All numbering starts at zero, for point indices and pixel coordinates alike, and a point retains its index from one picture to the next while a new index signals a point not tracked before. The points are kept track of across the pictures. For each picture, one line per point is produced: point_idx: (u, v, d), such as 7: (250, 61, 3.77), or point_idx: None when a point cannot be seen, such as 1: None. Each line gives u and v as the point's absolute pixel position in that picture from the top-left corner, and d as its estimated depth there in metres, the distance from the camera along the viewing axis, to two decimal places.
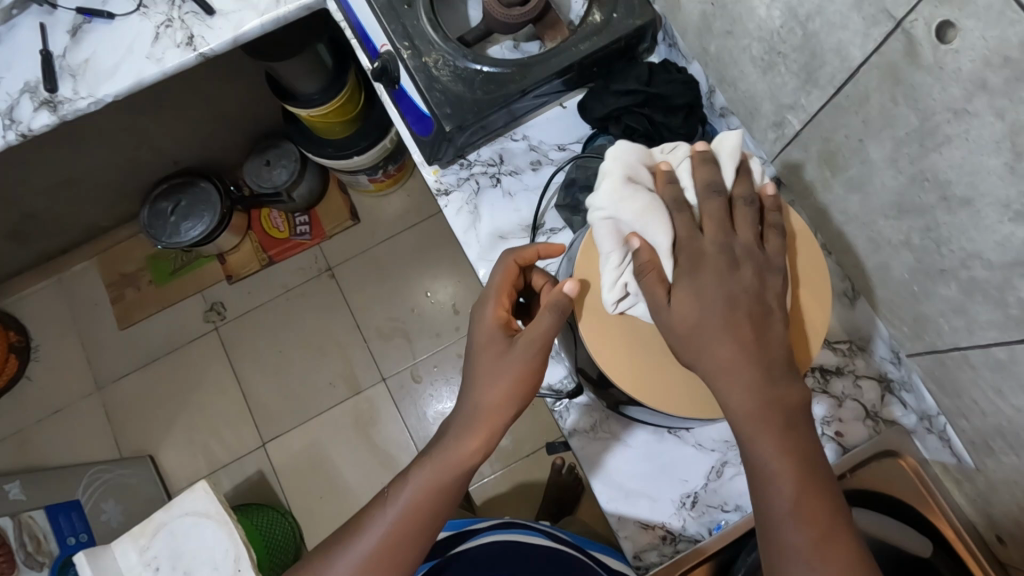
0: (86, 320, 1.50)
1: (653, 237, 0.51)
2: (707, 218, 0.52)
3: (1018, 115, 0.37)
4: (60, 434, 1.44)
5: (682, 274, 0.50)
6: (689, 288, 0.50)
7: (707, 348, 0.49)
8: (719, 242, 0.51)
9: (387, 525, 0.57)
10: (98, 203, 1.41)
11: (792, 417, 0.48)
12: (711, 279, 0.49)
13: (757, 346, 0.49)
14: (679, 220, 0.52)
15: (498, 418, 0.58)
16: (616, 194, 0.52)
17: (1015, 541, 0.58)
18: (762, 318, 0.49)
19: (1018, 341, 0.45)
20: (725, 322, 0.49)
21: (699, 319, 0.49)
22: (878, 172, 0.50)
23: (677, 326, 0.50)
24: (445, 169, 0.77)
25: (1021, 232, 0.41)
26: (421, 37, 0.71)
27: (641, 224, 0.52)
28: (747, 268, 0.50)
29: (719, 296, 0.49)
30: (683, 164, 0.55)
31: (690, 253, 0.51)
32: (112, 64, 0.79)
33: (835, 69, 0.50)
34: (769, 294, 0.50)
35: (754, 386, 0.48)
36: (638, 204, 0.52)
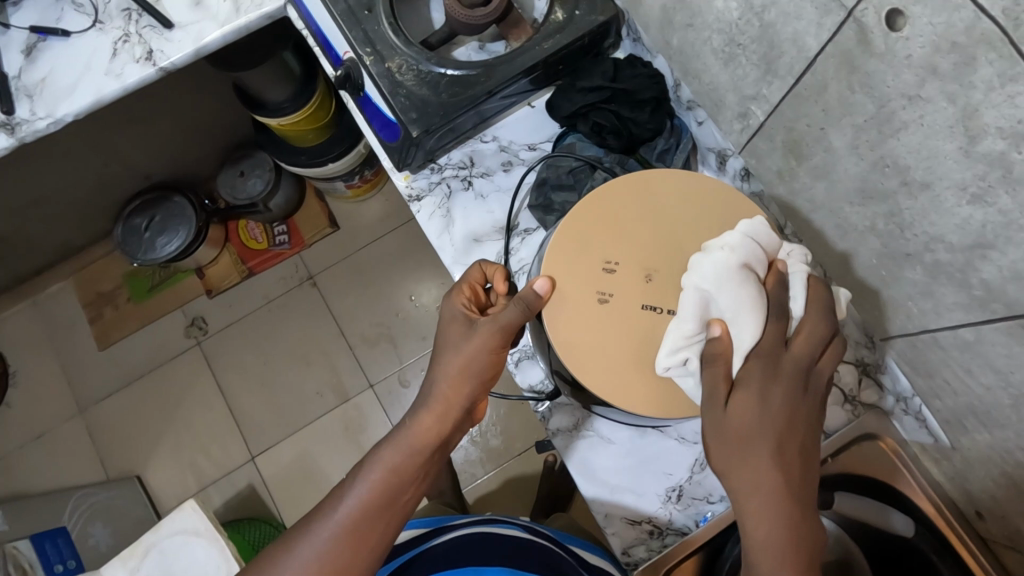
0: (64, 342, 1.48)
1: (742, 329, 0.48)
2: (801, 338, 0.49)
3: (968, 99, 0.38)
4: (43, 459, 1.41)
5: (752, 379, 0.48)
6: (753, 395, 0.47)
7: (752, 461, 0.47)
8: (801, 363, 0.49)
9: (349, 508, 0.55)
10: (70, 223, 1.39)
11: (810, 562, 0.46)
12: (778, 397, 0.48)
13: (800, 474, 0.47)
14: (775, 326, 0.49)
15: (456, 395, 0.58)
16: (730, 277, 0.49)
17: (993, 516, 0.58)
18: (811, 451, 0.48)
19: (983, 321, 0.45)
20: (778, 444, 0.47)
21: (753, 430, 0.47)
22: (840, 159, 0.51)
23: (728, 430, 0.48)
24: (416, 174, 0.76)
25: (979, 214, 0.41)
26: (383, 42, 0.70)
27: (734, 315, 0.49)
28: (811, 395, 0.49)
29: (779, 417, 0.47)
30: (795, 267, 0.52)
31: (767, 363, 0.48)
32: (70, 82, 0.78)
33: (793, 59, 0.50)
34: (821, 429, 0.50)
35: (782, 518, 0.46)
36: (745, 293, 0.48)
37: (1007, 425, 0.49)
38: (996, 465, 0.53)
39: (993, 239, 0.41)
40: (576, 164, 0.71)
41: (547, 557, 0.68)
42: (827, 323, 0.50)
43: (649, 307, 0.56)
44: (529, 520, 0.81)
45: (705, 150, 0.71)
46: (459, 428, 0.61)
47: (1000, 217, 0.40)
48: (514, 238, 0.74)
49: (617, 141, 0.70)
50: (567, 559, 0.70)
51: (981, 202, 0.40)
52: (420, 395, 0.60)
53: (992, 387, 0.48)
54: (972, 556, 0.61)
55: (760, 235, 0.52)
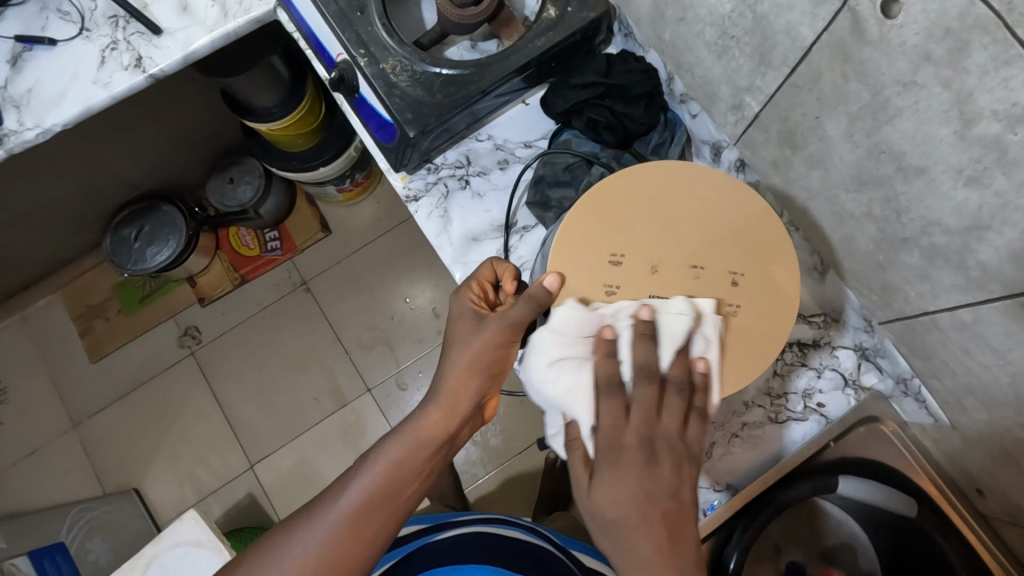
0: (56, 356, 1.46)
1: (578, 416, 0.53)
2: (638, 407, 0.51)
3: (963, 84, 0.39)
4: (37, 476, 1.39)
5: (602, 463, 0.50)
6: (606, 480, 0.50)
7: (629, 547, 0.48)
8: (641, 432, 0.51)
9: (353, 498, 0.55)
10: (58, 235, 1.37)
11: None
12: (631, 474, 0.49)
13: (672, 549, 0.48)
14: (613, 403, 0.51)
15: (465, 390, 0.58)
16: (555, 370, 0.53)
17: (993, 494, 0.60)
18: (678, 515, 0.49)
19: (981, 302, 0.46)
20: (641, 522, 0.48)
21: (617, 513, 0.49)
22: (835, 147, 0.51)
23: (600, 518, 0.50)
24: (412, 174, 0.76)
25: (975, 196, 0.42)
26: (376, 43, 0.70)
27: (571, 400, 0.53)
28: (666, 462, 0.50)
29: (638, 494, 0.49)
30: (625, 330, 0.53)
31: (609, 441, 0.51)
32: (58, 92, 0.77)
33: (787, 50, 0.51)
34: (685, 491, 0.50)
35: None
36: (571, 384, 0.53)
37: (1005, 402, 0.50)
38: (995, 442, 0.54)
39: (989, 220, 0.42)
40: (572, 160, 0.71)
41: (548, 558, 0.69)
42: (651, 382, 0.51)
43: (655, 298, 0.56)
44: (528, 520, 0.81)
45: (700, 143, 0.71)
46: (466, 425, 0.61)
47: (996, 199, 0.41)
48: (513, 235, 0.75)
49: (613, 136, 0.70)
50: (565, 563, 0.70)
51: (978, 184, 0.41)
52: (429, 388, 0.60)
53: (991, 365, 0.49)
54: (966, 524, 0.64)
55: (580, 318, 0.54)
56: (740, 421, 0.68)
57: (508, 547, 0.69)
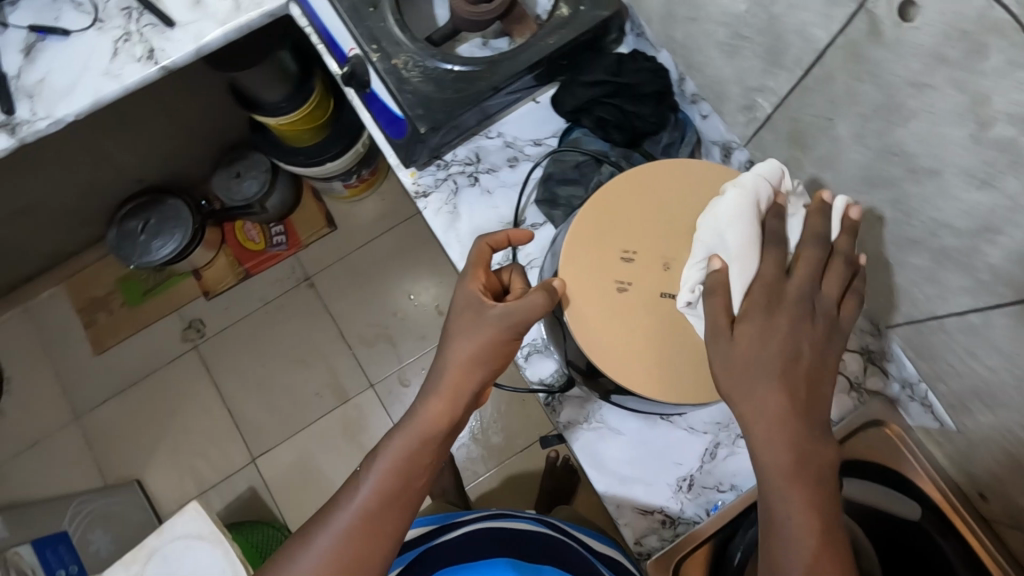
0: (60, 347, 1.46)
1: (739, 272, 0.48)
2: (805, 266, 0.49)
3: (977, 86, 0.39)
4: (40, 467, 1.40)
5: (754, 310, 0.47)
6: (757, 325, 0.47)
7: (761, 392, 0.46)
8: (804, 291, 0.48)
9: (363, 499, 0.55)
10: (65, 227, 1.37)
11: (821, 474, 0.46)
12: (783, 326, 0.47)
13: (804, 410, 0.47)
14: (768, 260, 0.49)
15: (467, 380, 0.57)
16: (727, 219, 0.49)
17: (996, 497, 0.60)
18: (819, 386, 0.48)
19: (989, 306, 0.47)
20: (785, 368, 0.47)
21: (760, 358, 0.47)
22: (845, 148, 0.52)
23: (735, 359, 0.47)
24: (422, 171, 0.76)
25: (986, 199, 0.42)
26: (388, 38, 0.70)
27: (740, 252, 0.48)
28: (819, 327, 0.48)
29: (788, 343, 0.47)
30: (836, 212, 0.51)
31: (769, 294, 0.48)
32: (71, 82, 0.77)
33: (800, 51, 0.51)
34: (830, 359, 0.48)
35: (795, 442, 0.46)
36: (744, 233, 0.49)
37: (1010, 405, 0.50)
38: (999, 445, 0.54)
39: (1000, 223, 0.42)
40: (582, 159, 0.72)
41: (557, 547, 0.70)
42: (823, 248, 0.50)
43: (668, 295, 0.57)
44: (535, 513, 0.82)
45: (709, 144, 0.71)
46: (467, 413, 0.60)
47: (1007, 202, 0.41)
48: None
49: (623, 135, 0.70)
50: (575, 549, 0.71)
51: (989, 187, 0.41)
52: (427, 382, 0.59)
53: (997, 368, 0.49)
54: (971, 531, 0.64)
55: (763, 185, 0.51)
56: None
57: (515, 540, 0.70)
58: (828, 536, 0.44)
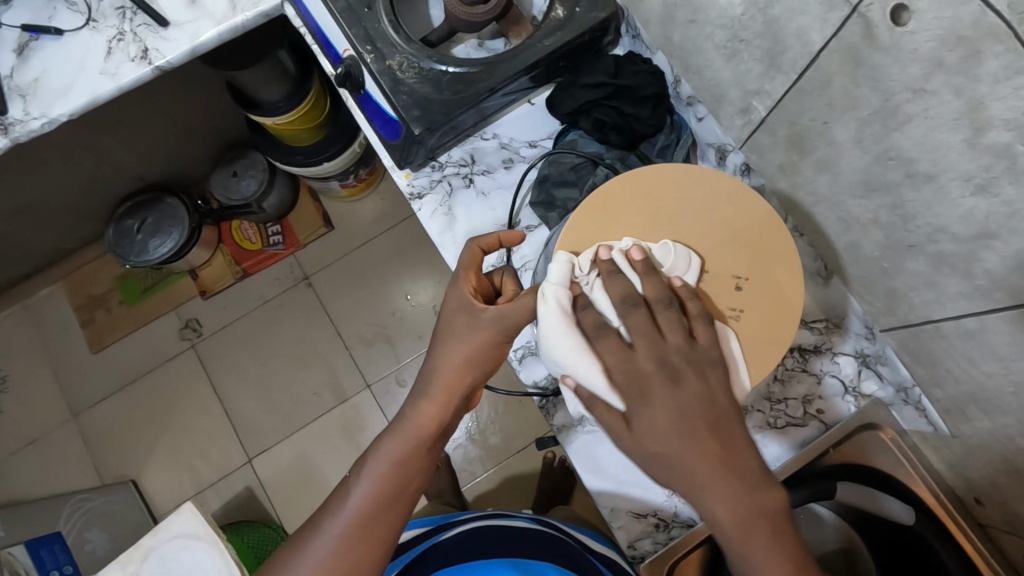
0: (56, 346, 1.46)
1: (591, 380, 0.51)
2: (637, 335, 0.50)
3: (974, 91, 0.38)
4: (36, 466, 1.39)
5: (632, 403, 0.50)
6: (642, 415, 0.50)
7: (685, 470, 0.48)
8: (653, 355, 0.50)
9: (357, 504, 0.55)
10: (62, 225, 1.37)
11: (774, 521, 0.49)
12: (661, 399, 0.49)
13: (726, 458, 0.49)
14: (610, 348, 0.51)
15: (459, 382, 0.57)
16: (553, 334, 0.52)
17: (992, 502, 0.59)
18: (722, 422, 0.49)
19: (986, 311, 0.46)
20: (688, 435, 0.49)
21: (670, 441, 0.49)
22: (842, 152, 0.51)
23: (653, 450, 0.49)
24: (417, 172, 0.76)
25: (984, 205, 0.42)
26: (383, 39, 0.70)
27: (572, 364, 0.51)
28: (688, 376, 0.50)
29: (674, 414, 0.49)
30: (630, 271, 0.53)
31: (631, 381, 0.50)
32: (65, 81, 0.77)
33: (797, 55, 0.50)
34: (717, 394, 0.50)
35: (736, 498, 0.48)
36: (571, 342, 0.51)
37: (1007, 412, 0.50)
38: (997, 451, 0.54)
39: (998, 229, 0.42)
40: (578, 161, 0.71)
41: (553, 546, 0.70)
42: (637, 305, 0.51)
43: None
44: (531, 513, 0.81)
45: (706, 146, 0.71)
46: (459, 414, 0.60)
47: (1005, 208, 0.40)
48: None
49: (618, 137, 0.70)
50: (573, 546, 0.71)
51: (987, 193, 0.41)
52: (419, 384, 0.59)
53: (994, 374, 0.49)
54: (966, 537, 0.63)
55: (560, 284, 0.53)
56: None
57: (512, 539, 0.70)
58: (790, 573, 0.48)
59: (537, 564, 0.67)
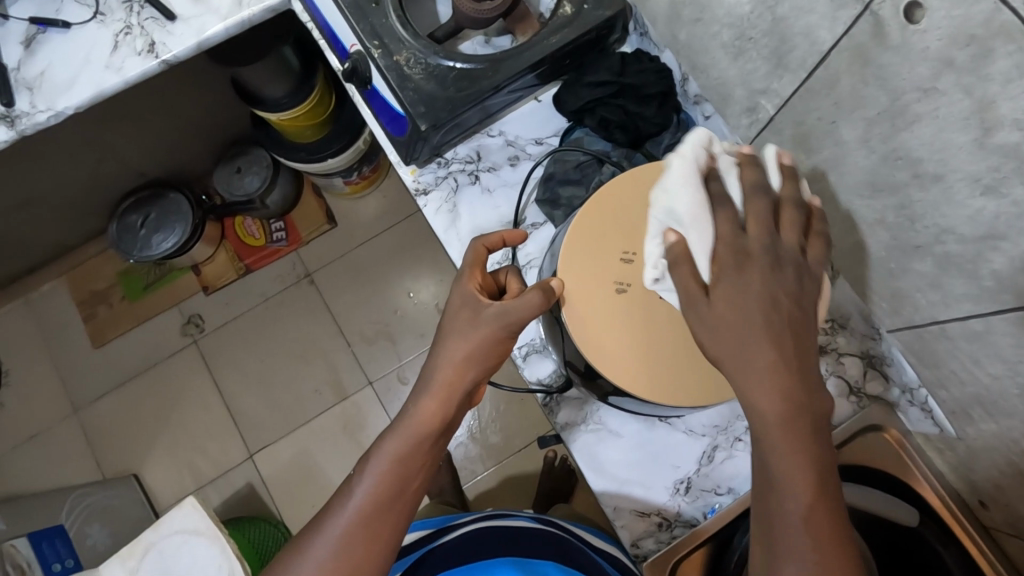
0: (59, 341, 1.46)
1: (695, 238, 0.47)
2: (755, 221, 0.47)
3: (983, 91, 0.38)
4: (38, 459, 1.40)
5: (725, 269, 0.45)
6: (731, 283, 0.45)
7: (745, 347, 0.43)
8: (766, 242, 0.46)
9: (359, 502, 0.55)
10: (66, 219, 1.37)
11: (817, 428, 0.44)
12: (760, 278, 0.45)
13: (796, 358, 0.44)
14: (723, 218, 0.47)
15: (460, 379, 0.57)
16: (678, 183, 0.49)
17: (996, 505, 0.59)
18: (801, 325, 0.45)
19: (992, 313, 0.46)
20: (767, 319, 0.44)
21: (742, 316, 0.44)
22: (849, 152, 0.51)
23: (714, 320, 0.45)
24: (422, 168, 0.76)
25: (991, 206, 0.42)
26: (390, 35, 0.70)
27: (691, 220, 0.47)
28: (790, 271, 0.46)
29: (764, 297, 0.44)
30: (772, 170, 0.50)
31: (733, 251, 0.46)
32: (71, 75, 0.77)
33: (805, 53, 0.50)
34: (808, 300, 0.46)
35: (792, 396, 0.43)
36: (691, 196, 0.48)
37: (1011, 413, 0.50)
38: (1002, 453, 0.54)
39: (1005, 229, 0.41)
40: (583, 159, 0.71)
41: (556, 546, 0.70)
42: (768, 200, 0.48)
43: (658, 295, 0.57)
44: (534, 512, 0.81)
45: None
46: (460, 410, 0.60)
47: (1013, 209, 0.40)
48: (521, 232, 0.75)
49: (624, 136, 0.70)
50: (574, 544, 0.71)
51: (994, 193, 0.41)
52: (420, 380, 0.58)
53: (999, 376, 0.49)
54: (970, 539, 0.63)
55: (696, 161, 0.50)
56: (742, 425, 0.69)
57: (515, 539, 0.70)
58: (820, 489, 0.42)
59: (539, 563, 0.67)
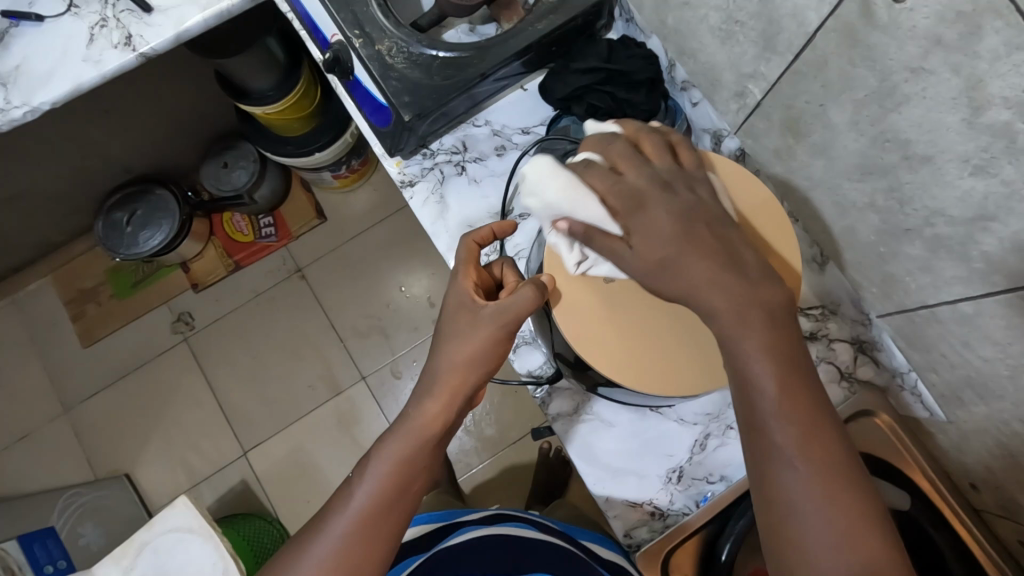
0: (48, 340, 1.44)
1: (592, 214, 0.50)
2: (623, 162, 0.52)
3: (972, 69, 0.37)
4: (29, 460, 1.38)
5: (630, 217, 0.49)
6: (641, 227, 0.49)
7: (681, 270, 0.47)
8: (644, 174, 0.51)
9: (359, 505, 0.54)
10: (52, 217, 1.35)
11: (775, 314, 0.46)
12: (658, 209, 0.49)
13: (726, 255, 0.48)
14: (595, 181, 0.51)
15: (461, 382, 0.56)
16: (543, 178, 0.52)
17: (987, 487, 0.59)
18: (720, 226, 0.49)
19: (982, 295, 0.46)
20: (685, 229, 0.48)
21: (665, 245, 0.48)
22: (839, 135, 0.51)
23: (646, 260, 0.48)
24: (408, 160, 0.75)
25: (981, 186, 0.41)
26: (372, 24, 0.68)
27: (570, 202, 0.51)
28: (681, 187, 0.51)
29: (673, 222, 0.48)
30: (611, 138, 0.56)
31: (629, 197, 0.50)
32: (47, 69, 0.75)
33: (792, 36, 0.50)
34: (710, 201, 0.51)
35: (735, 292, 0.46)
36: (560, 185, 0.51)
37: (1002, 395, 0.50)
38: (992, 436, 0.54)
39: (995, 211, 0.41)
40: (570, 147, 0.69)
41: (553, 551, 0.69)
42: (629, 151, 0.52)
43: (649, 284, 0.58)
44: (535, 514, 0.81)
45: (700, 132, 0.71)
46: (464, 412, 0.59)
47: (1002, 189, 0.40)
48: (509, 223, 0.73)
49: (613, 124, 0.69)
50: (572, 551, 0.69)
51: (984, 173, 0.40)
52: (421, 384, 0.58)
53: (990, 359, 0.49)
54: (963, 524, 0.63)
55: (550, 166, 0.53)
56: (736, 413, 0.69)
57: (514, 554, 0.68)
58: (787, 380, 0.44)
59: None
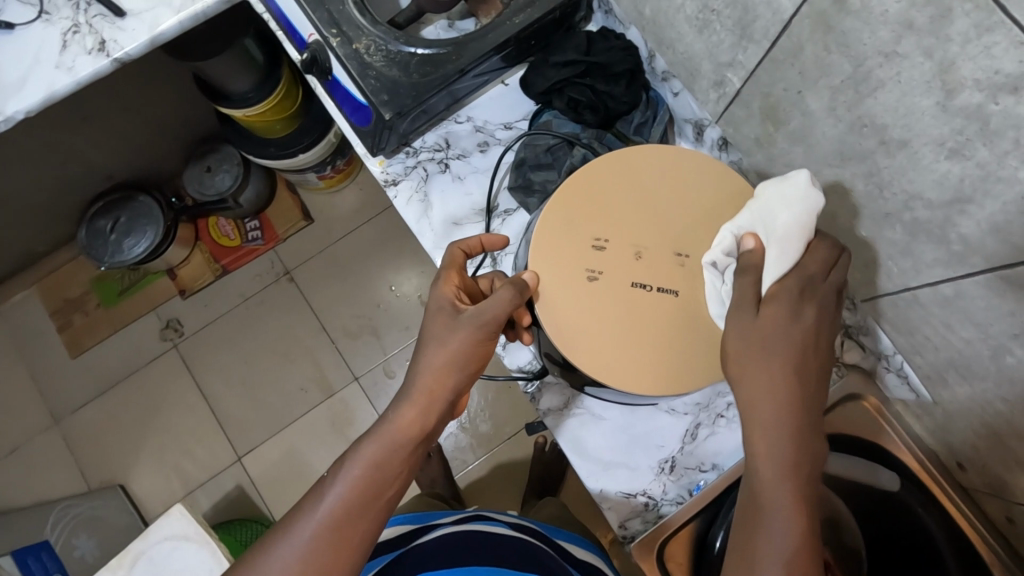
0: (35, 352, 1.43)
1: (776, 253, 0.49)
2: (830, 274, 0.50)
3: (945, 52, 0.38)
4: (20, 473, 1.37)
5: (781, 294, 0.49)
6: (781, 308, 0.48)
7: (764, 365, 0.48)
8: (830, 291, 0.49)
9: (329, 506, 0.53)
10: (33, 227, 1.33)
11: (817, 448, 0.47)
12: (799, 308, 0.49)
13: (811, 379, 0.48)
14: (812, 256, 0.50)
15: (442, 390, 0.56)
16: (795, 198, 0.50)
17: (973, 466, 0.60)
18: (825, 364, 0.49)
19: (961, 277, 0.46)
20: (801, 341, 0.48)
21: (768, 339, 0.48)
22: (818, 121, 0.51)
23: (751, 332, 0.49)
24: (390, 159, 0.75)
25: (956, 169, 0.41)
26: (348, 22, 0.67)
27: (783, 235, 0.50)
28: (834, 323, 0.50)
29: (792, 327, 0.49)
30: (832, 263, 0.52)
31: (802, 281, 0.49)
32: (19, 77, 0.74)
33: (767, 23, 0.50)
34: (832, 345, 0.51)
35: (800, 402, 0.47)
36: (801, 222, 0.49)
37: (983, 375, 0.50)
38: (976, 415, 0.54)
39: (971, 193, 0.41)
40: (554, 142, 0.71)
41: (530, 550, 0.69)
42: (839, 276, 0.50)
43: (638, 284, 0.59)
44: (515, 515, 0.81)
45: (682, 122, 0.71)
46: (443, 420, 0.59)
47: (977, 171, 0.40)
48: (495, 219, 0.74)
49: (593, 116, 0.69)
50: (552, 555, 0.70)
51: (959, 156, 0.41)
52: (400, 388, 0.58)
53: (972, 340, 0.49)
54: (948, 498, 0.64)
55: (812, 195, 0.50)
56: (725, 401, 0.69)
57: (499, 546, 0.68)
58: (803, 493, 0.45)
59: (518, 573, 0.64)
